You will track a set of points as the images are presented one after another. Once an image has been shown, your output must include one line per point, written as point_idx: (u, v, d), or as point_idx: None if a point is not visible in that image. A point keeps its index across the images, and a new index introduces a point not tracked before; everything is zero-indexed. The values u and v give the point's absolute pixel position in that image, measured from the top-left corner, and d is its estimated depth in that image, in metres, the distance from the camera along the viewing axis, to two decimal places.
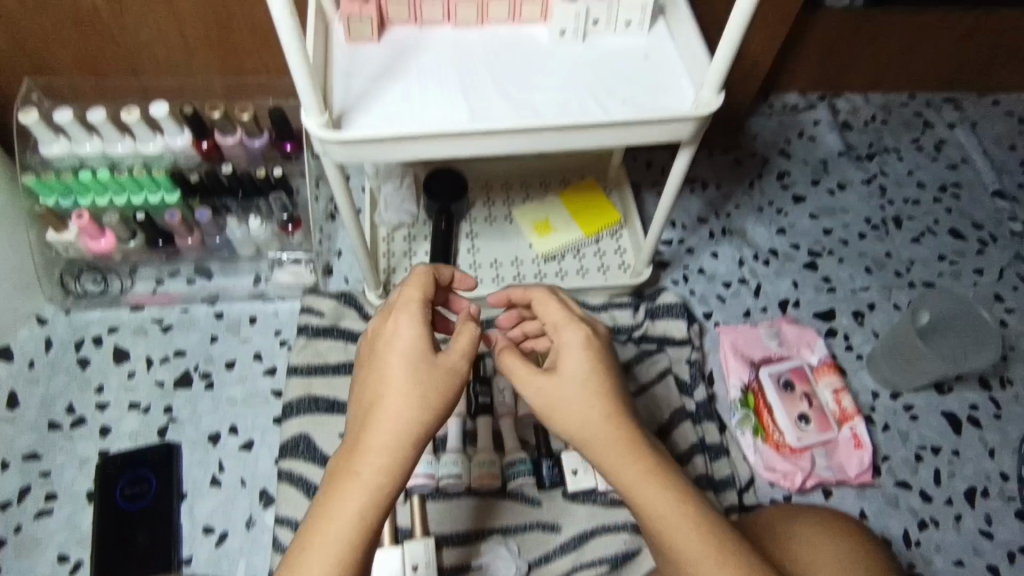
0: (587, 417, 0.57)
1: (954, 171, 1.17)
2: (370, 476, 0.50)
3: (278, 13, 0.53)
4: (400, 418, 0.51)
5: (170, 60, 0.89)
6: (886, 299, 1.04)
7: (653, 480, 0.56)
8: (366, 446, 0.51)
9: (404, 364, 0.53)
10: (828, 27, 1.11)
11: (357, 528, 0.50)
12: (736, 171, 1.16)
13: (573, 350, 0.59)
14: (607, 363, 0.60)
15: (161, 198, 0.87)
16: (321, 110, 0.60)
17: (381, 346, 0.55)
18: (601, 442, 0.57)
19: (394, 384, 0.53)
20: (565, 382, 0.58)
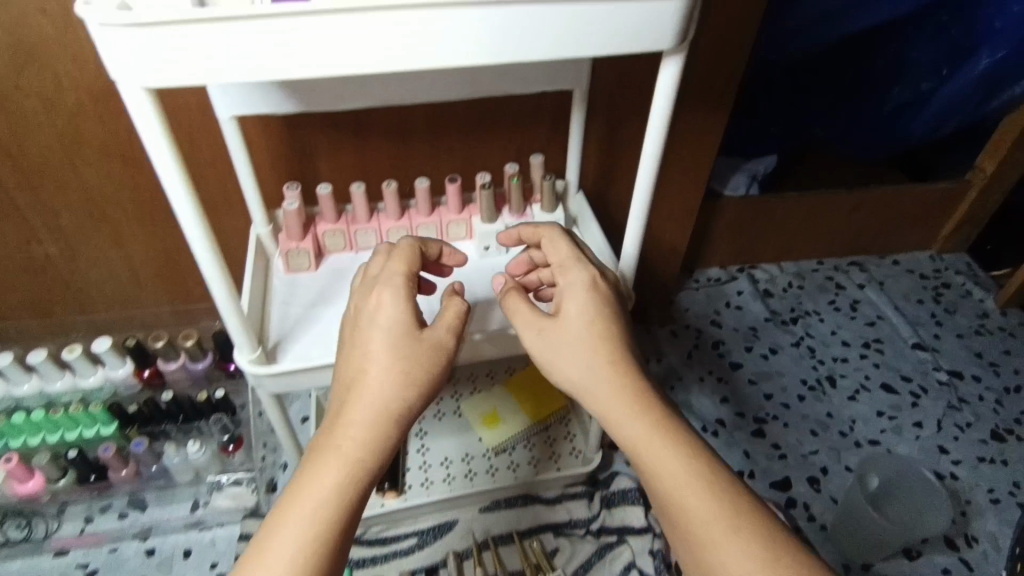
0: (586, 364, 0.55)
1: (873, 327, 1.26)
2: (349, 454, 0.49)
3: (212, 281, 0.56)
4: (381, 390, 0.51)
5: (119, 294, 0.93)
6: (836, 462, 1.04)
7: (656, 428, 0.52)
8: (347, 421, 0.51)
9: (386, 343, 0.53)
10: (732, 213, 1.25)
11: (333, 505, 0.48)
12: (673, 344, 1.22)
13: (574, 293, 0.58)
14: (609, 309, 0.58)
15: (97, 431, 0.86)
16: (254, 347, 0.62)
17: (362, 316, 0.55)
18: (607, 392, 0.54)
19: (376, 361, 0.52)
20: (568, 326, 0.57)
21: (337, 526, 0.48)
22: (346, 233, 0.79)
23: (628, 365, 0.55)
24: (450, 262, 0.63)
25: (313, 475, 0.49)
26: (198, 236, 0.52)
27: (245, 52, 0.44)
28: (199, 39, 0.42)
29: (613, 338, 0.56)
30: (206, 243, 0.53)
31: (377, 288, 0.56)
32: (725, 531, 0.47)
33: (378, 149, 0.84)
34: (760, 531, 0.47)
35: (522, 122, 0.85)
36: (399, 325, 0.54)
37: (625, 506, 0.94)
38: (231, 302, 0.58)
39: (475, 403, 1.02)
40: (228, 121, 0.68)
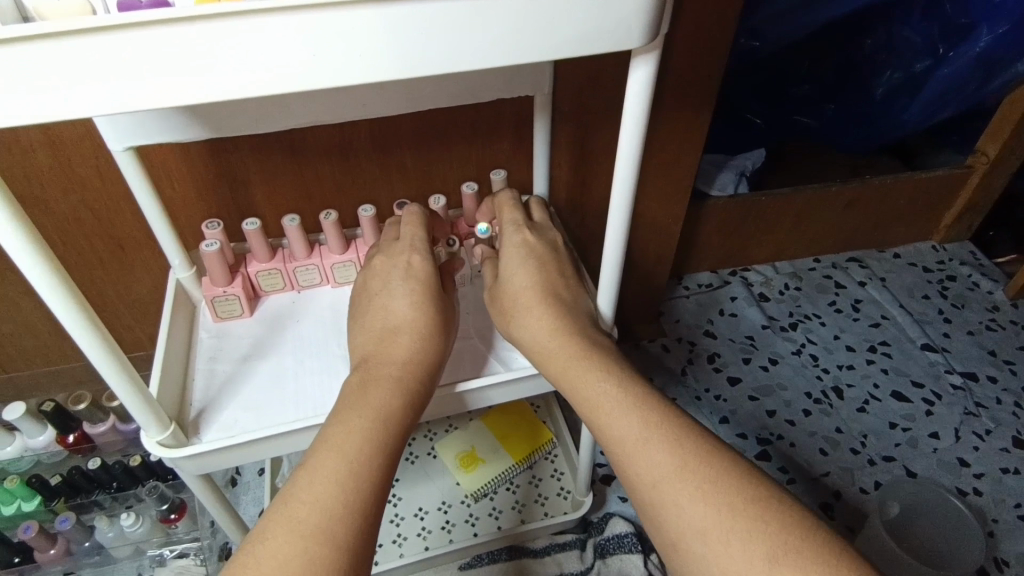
0: (519, 313, 0.57)
1: (878, 329, 1.17)
2: (401, 376, 0.51)
3: (95, 356, 0.45)
4: (419, 322, 0.55)
5: (39, 349, 0.83)
6: (850, 483, 0.95)
7: (577, 358, 0.53)
8: (395, 354, 0.53)
9: (422, 286, 0.58)
10: (720, 215, 1.16)
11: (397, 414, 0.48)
12: (666, 359, 1.13)
13: (508, 252, 0.61)
14: (546, 258, 0.61)
15: (18, 508, 0.76)
16: (164, 427, 0.52)
17: (391, 268, 0.60)
18: (537, 337, 0.55)
19: (408, 301, 0.56)
20: (503, 283, 0.60)
21: (396, 440, 0.47)
22: (284, 272, 0.68)
23: (560, 308, 0.57)
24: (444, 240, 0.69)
25: (368, 396, 0.49)
26: (67, 306, 0.42)
27: (84, 80, 0.33)
28: (16, 64, 0.32)
29: (550, 284, 0.58)
30: (77, 312, 0.42)
31: (410, 251, 0.61)
32: (636, 442, 0.46)
33: (319, 172, 0.74)
34: (674, 436, 0.46)
35: (480, 132, 0.75)
36: (426, 273, 0.59)
37: (621, 553, 0.82)
38: (124, 379, 0.47)
39: (451, 443, 0.92)
40: (123, 153, 0.58)
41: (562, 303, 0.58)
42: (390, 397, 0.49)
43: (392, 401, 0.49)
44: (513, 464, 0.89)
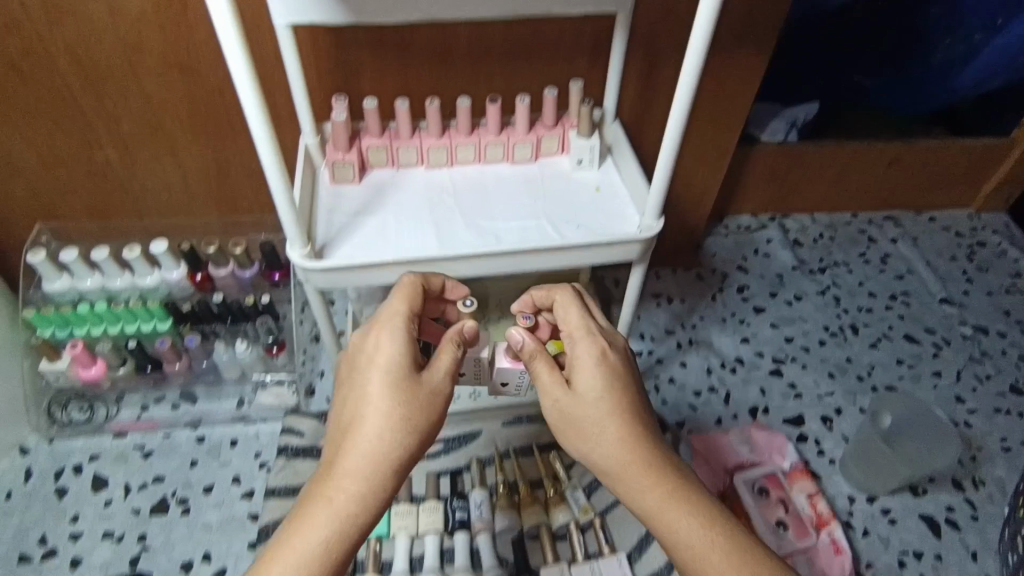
0: (601, 437, 0.58)
1: (901, 281, 1.26)
2: (339, 513, 0.52)
3: (260, 141, 0.60)
4: (377, 447, 0.54)
5: (173, 203, 0.99)
6: (851, 403, 1.07)
7: (657, 491, 0.56)
8: (348, 463, 0.54)
9: (386, 393, 0.55)
10: (767, 159, 1.25)
11: (340, 534, 0.52)
12: (699, 285, 1.24)
13: (590, 369, 0.60)
14: (624, 379, 0.61)
15: (154, 326, 0.92)
16: (304, 243, 0.68)
17: (368, 372, 0.57)
18: (621, 463, 0.57)
19: (370, 417, 0.55)
20: (581, 402, 0.59)
21: None
22: (389, 149, 0.82)
23: (626, 440, 0.57)
24: (453, 293, 0.68)
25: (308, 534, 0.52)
26: (249, 92, 0.56)
27: None
28: None
29: (619, 408, 0.58)
30: (258, 102, 0.57)
31: (377, 328, 0.59)
32: None
33: (421, 71, 0.87)
34: None
35: (564, 48, 0.86)
36: (405, 367, 0.57)
37: None
38: (279, 167, 0.62)
39: (503, 328, 1.08)
40: (284, 29, 0.72)
41: (631, 433, 0.58)
42: (323, 521, 0.52)
43: (324, 526, 0.52)
44: None
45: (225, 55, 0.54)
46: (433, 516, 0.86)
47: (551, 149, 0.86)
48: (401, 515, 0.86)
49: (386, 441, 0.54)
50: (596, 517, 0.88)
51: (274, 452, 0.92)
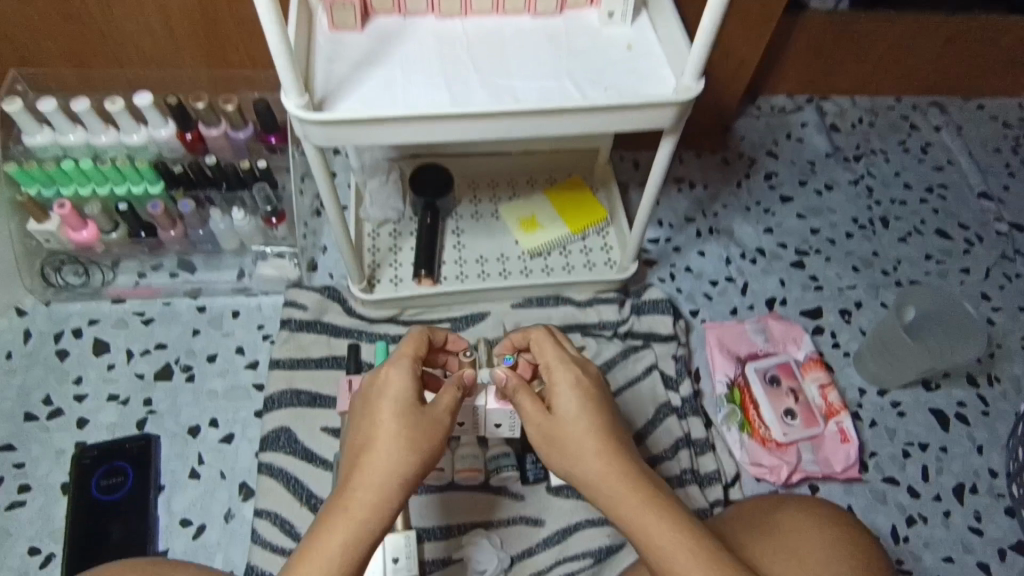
0: (584, 462, 0.56)
1: (940, 173, 1.19)
2: (350, 538, 0.49)
3: None
4: (386, 469, 0.51)
5: (156, 54, 0.90)
6: (872, 297, 1.03)
7: (652, 519, 0.53)
8: (361, 481, 0.51)
9: (392, 419, 0.53)
10: (813, 30, 1.12)
11: (352, 554, 0.49)
12: (724, 170, 1.16)
13: (566, 393, 0.58)
14: (606, 407, 0.59)
15: (145, 189, 0.87)
16: (301, 93, 0.61)
17: (375, 400, 0.55)
18: (605, 487, 0.55)
19: (377, 441, 0.52)
20: (564, 428, 0.57)
21: None
22: None
23: (621, 470, 0.55)
24: (454, 346, 0.66)
25: (318, 560, 0.48)
26: None
27: None
28: None
29: (604, 432, 0.57)
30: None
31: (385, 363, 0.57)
32: None
33: None
34: None
35: None
36: (407, 392, 0.55)
37: (654, 314, 0.95)
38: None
39: (514, 208, 1.02)
40: None
41: (622, 463, 0.55)
42: (338, 536, 0.49)
43: (339, 541, 0.49)
44: (569, 234, 1.00)
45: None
46: None
47: (578, 0, 0.75)
48: None
49: (394, 463, 0.51)
50: None
51: (277, 325, 0.90)
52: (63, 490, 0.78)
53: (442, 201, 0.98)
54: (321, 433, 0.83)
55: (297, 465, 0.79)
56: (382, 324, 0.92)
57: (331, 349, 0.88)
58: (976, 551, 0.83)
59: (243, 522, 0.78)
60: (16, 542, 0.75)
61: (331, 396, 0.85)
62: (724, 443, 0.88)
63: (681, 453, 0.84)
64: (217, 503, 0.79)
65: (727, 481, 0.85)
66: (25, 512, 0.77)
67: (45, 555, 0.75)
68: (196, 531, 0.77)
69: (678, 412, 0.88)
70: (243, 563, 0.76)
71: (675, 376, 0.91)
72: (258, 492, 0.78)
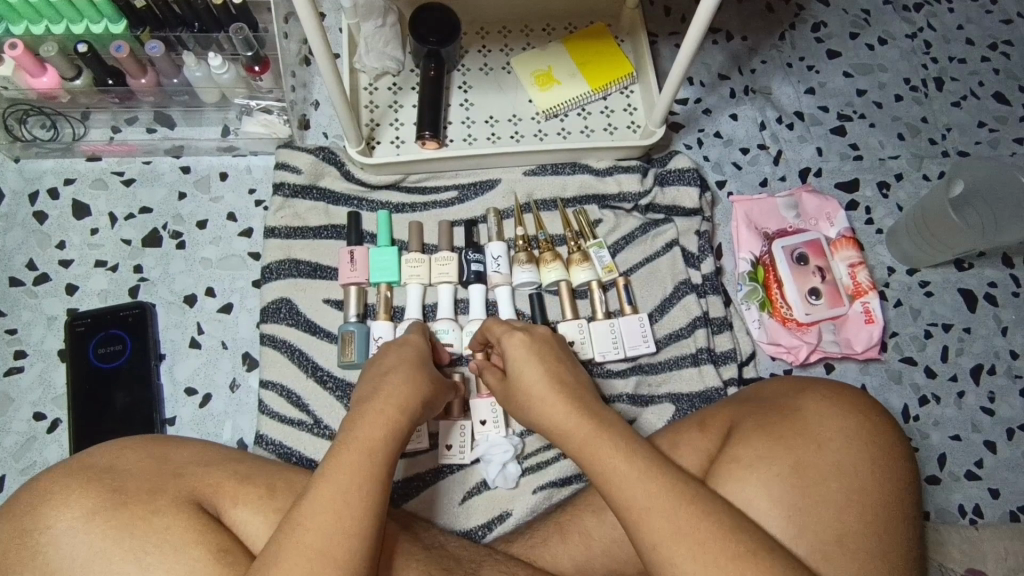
0: (540, 412, 0.59)
1: (1007, 27, 1.04)
2: (377, 439, 0.53)
3: None
4: (410, 384, 0.58)
5: None
6: (915, 169, 0.95)
7: (611, 451, 0.55)
8: (387, 390, 0.57)
9: (412, 357, 0.62)
10: None
11: (380, 451, 0.52)
12: (767, 20, 1.02)
13: (514, 355, 0.61)
14: (568, 362, 0.62)
15: (105, 29, 0.75)
16: None
17: (395, 346, 0.63)
18: (568, 432, 0.57)
19: (401, 367, 0.60)
20: (519, 382, 0.60)
21: (366, 500, 0.50)
22: None
23: (599, 408, 0.58)
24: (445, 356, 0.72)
25: (354, 450, 0.52)
26: None
27: None
28: None
29: (566, 381, 0.60)
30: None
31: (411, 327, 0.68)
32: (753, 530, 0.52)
33: None
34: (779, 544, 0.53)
35: None
36: (420, 346, 0.64)
37: (679, 186, 0.87)
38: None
39: (528, 60, 0.90)
40: None
41: (594, 405, 0.59)
42: (372, 433, 0.53)
43: (373, 438, 0.53)
44: (590, 92, 0.89)
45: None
46: (447, 266, 0.80)
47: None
48: (412, 263, 0.79)
49: (422, 383, 0.59)
50: (620, 278, 0.82)
51: (270, 190, 0.83)
52: (60, 357, 0.76)
53: (448, 49, 0.85)
54: (322, 305, 0.79)
55: (300, 337, 0.77)
56: (385, 191, 0.85)
57: (330, 217, 0.82)
58: (983, 430, 0.83)
59: (249, 392, 0.77)
60: (20, 407, 0.75)
61: (331, 267, 0.81)
62: (742, 321, 0.85)
63: (697, 332, 0.81)
64: (221, 373, 0.77)
65: (742, 359, 0.84)
66: (25, 378, 0.76)
67: (52, 420, 0.74)
68: (202, 401, 0.76)
69: (697, 290, 0.84)
70: (251, 431, 0.76)
71: (697, 253, 0.86)
72: (262, 363, 0.76)
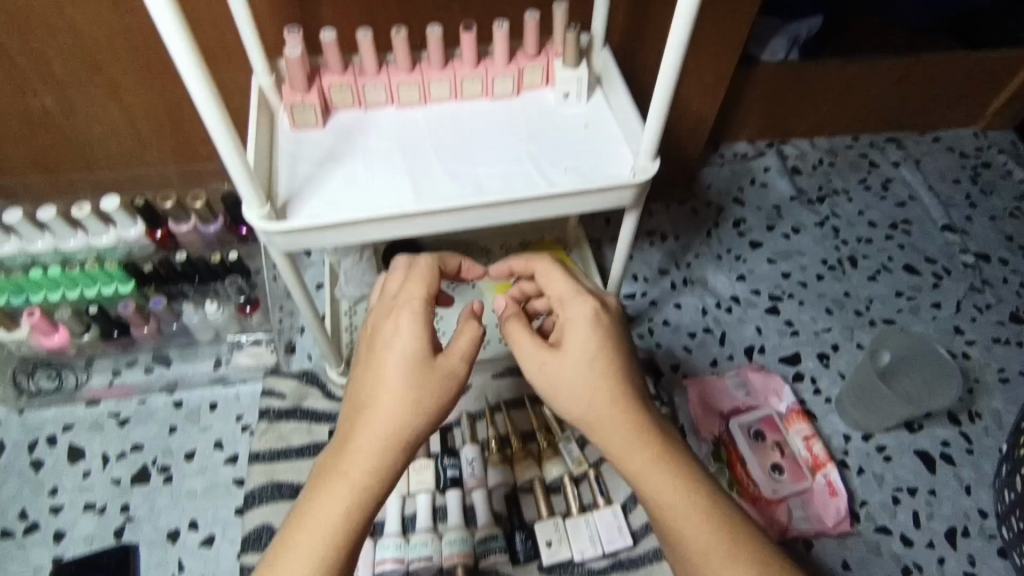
0: (579, 409, 0.56)
1: (902, 208, 1.21)
2: (334, 517, 0.50)
3: (201, 104, 0.51)
4: (389, 427, 0.52)
5: (125, 153, 0.92)
6: (849, 339, 1.05)
7: (646, 463, 0.55)
8: (359, 443, 0.52)
9: (404, 373, 0.54)
10: (767, 81, 1.16)
11: (343, 525, 0.50)
12: (693, 220, 1.19)
13: (579, 326, 0.58)
14: (615, 342, 0.58)
15: (115, 289, 0.86)
16: (262, 202, 0.60)
17: (382, 352, 0.55)
18: (602, 433, 0.56)
19: (389, 401, 0.53)
20: (568, 365, 0.57)
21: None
22: (355, 87, 0.73)
23: (643, 399, 0.58)
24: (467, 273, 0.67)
25: (311, 528, 0.50)
26: (178, 42, 0.47)
27: None
28: None
29: (609, 371, 0.56)
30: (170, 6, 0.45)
31: (398, 311, 0.57)
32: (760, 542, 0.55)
33: None
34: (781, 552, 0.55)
35: None
36: (421, 341, 0.55)
37: None
38: (215, 111, 0.52)
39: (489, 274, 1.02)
40: None
41: (629, 399, 0.56)
42: (338, 504, 0.50)
43: (339, 508, 0.50)
44: None
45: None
46: (424, 474, 0.84)
47: (534, 82, 0.77)
48: None
49: (406, 420, 0.53)
50: (591, 469, 0.86)
51: (256, 414, 0.89)
52: None
53: None
54: None
55: None
56: None
57: (312, 436, 0.87)
58: None
59: None
60: None
61: None
62: None
63: None
64: None
65: None
66: None
67: None
68: None
69: None
70: None
71: None
72: None
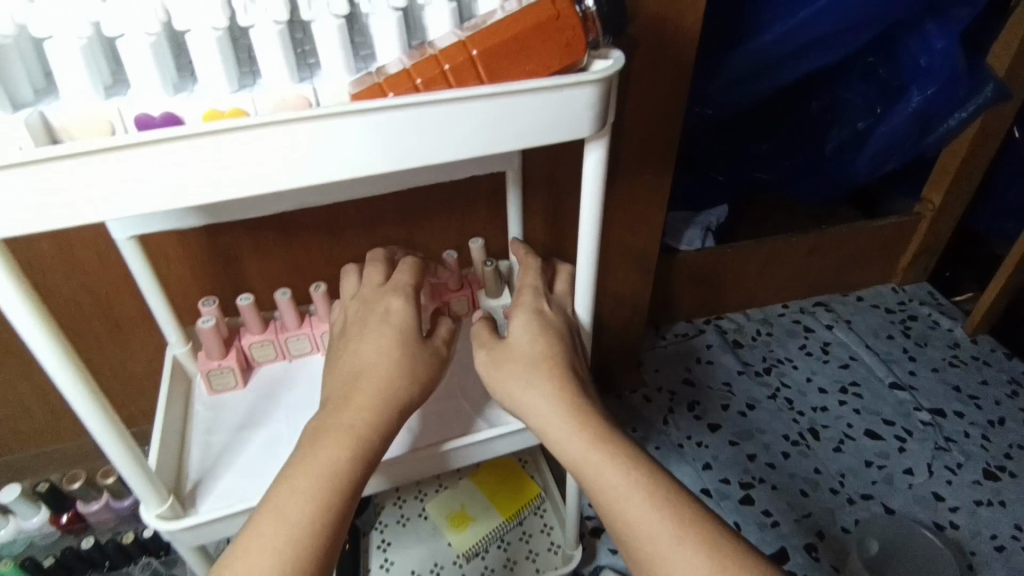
0: (531, 391, 0.55)
1: (847, 370, 1.22)
2: (336, 458, 0.48)
3: (82, 415, 0.47)
4: (381, 381, 0.54)
5: (36, 431, 0.85)
6: (832, 522, 0.98)
7: (593, 443, 0.51)
8: (353, 400, 0.53)
9: (395, 341, 0.56)
10: (691, 266, 1.21)
11: (341, 471, 0.48)
12: (648, 409, 1.16)
13: (520, 321, 0.60)
14: (560, 331, 0.60)
15: None
16: (162, 500, 0.54)
17: (376, 325, 0.58)
18: (552, 412, 0.54)
19: (382, 361, 0.55)
20: (517, 350, 0.58)
21: (324, 540, 0.46)
22: (276, 342, 0.72)
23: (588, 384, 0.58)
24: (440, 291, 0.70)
25: (306, 470, 0.48)
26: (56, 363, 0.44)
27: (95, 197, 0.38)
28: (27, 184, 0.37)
29: (557, 354, 0.57)
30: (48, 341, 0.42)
31: (388, 295, 0.61)
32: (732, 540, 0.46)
33: (310, 245, 0.80)
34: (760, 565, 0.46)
35: (457, 204, 0.82)
36: (407, 317, 0.59)
37: None
38: (105, 426, 0.48)
39: (441, 502, 0.93)
40: (125, 242, 0.63)
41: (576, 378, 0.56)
42: (337, 451, 0.49)
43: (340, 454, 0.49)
44: (503, 521, 0.90)
45: (16, 328, 0.42)
46: None
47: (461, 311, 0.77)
48: None
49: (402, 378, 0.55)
50: None
51: None
52: None
53: None
54: None
55: None
56: None
57: None
58: None
59: None
60: None
61: None
62: None
63: None
64: None
65: None
66: None
67: None
68: None
69: None
70: None
71: None
72: None
